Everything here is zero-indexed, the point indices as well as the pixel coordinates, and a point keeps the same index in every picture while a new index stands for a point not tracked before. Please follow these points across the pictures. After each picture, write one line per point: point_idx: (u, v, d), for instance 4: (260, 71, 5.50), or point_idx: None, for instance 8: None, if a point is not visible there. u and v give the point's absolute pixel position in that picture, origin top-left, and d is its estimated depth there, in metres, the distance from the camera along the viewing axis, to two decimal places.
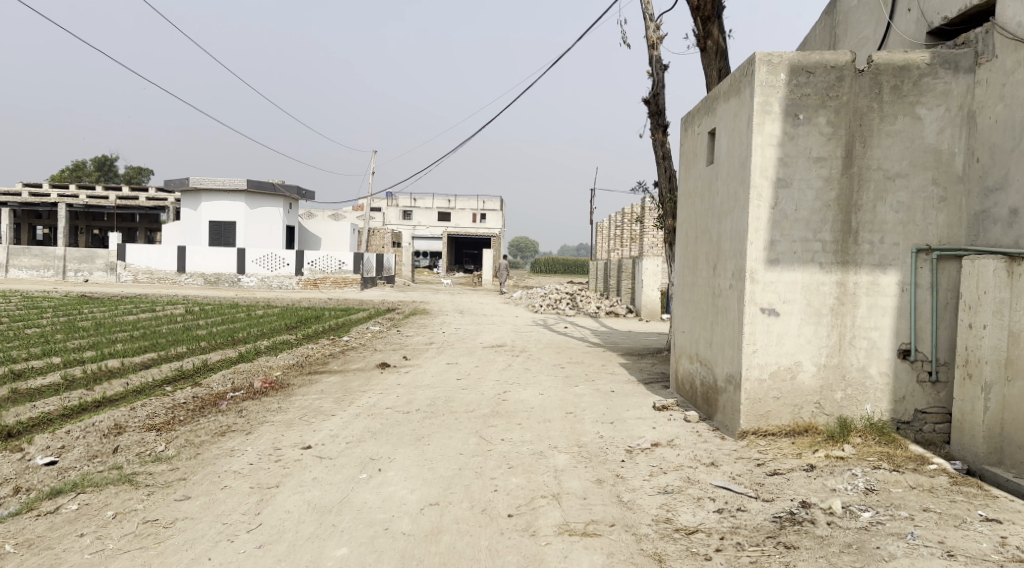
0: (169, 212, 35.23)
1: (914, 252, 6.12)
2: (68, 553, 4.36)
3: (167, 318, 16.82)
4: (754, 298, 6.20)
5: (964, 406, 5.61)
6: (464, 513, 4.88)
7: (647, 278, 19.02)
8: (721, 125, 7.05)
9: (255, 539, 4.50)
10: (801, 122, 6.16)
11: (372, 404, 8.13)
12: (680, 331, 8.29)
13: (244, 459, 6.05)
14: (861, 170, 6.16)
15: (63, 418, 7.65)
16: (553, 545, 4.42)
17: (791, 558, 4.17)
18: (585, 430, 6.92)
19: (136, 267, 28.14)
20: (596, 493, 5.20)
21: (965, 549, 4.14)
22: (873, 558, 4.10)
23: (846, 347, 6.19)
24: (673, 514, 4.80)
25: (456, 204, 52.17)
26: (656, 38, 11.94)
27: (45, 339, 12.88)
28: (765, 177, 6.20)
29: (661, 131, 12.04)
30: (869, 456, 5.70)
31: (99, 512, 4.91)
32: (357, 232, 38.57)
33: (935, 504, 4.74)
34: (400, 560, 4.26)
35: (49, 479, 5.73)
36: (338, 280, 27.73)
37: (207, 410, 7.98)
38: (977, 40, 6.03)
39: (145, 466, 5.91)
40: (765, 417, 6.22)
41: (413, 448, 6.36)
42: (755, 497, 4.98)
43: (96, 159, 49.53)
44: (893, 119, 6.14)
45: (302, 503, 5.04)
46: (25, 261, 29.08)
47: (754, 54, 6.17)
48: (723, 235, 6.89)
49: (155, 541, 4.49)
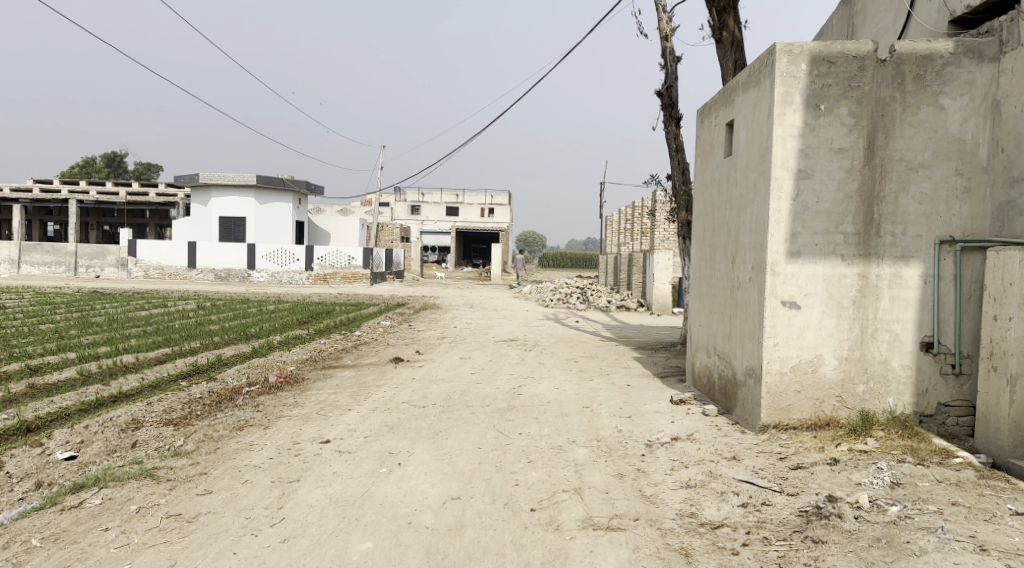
0: (179, 208, 35.39)
1: (938, 244, 6.03)
2: (94, 547, 4.36)
3: (179, 314, 16.88)
4: (775, 291, 6.14)
5: (988, 398, 5.55)
6: (487, 507, 4.87)
7: (658, 272, 18.91)
8: (739, 116, 6.99)
9: (279, 534, 4.49)
10: (823, 112, 6.10)
11: (387, 399, 8.10)
12: (697, 324, 8.26)
13: (263, 454, 6.05)
14: (883, 161, 6.10)
15: (81, 414, 7.67)
16: (578, 539, 4.39)
17: (819, 553, 4.13)
18: (602, 424, 6.89)
19: (147, 263, 28.30)
20: (618, 487, 5.17)
21: (998, 544, 4.08)
22: (904, 553, 4.06)
23: (868, 340, 6.14)
24: (696, 508, 4.77)
25: (465, 199, 52.18)
26: (669, 30, 11.88)
27: (60, 335, 12.95)
28: (786, 168, 6.13)
29: (674, 123, 11.97)
30: (893, 449, 5.65)
31: (122, 506, 4.92)
32: (366, 227, 38.63)
33: (963, 498, 4.69)
34: (425, 555, 4.23)
35: (69, 474, 5.74)
36: (349, 275, 27.78)
37: (222, 405, 7.98)
38: (1001, 28, 5.92)
39: (166, 460, 5.91)
40: (786, 410, 6.18)
41: (431, 442, 6.35)
42: (780, 491, 4.94)
43: (105, 155, 49.94)
44: (915, 109, 6.06)
45: (323, 497, 5.03)
46: (37, 257, 29.15)
47: (775, 44, 6.11)
48: (742, 227, 6.84)
49: (180, 536, 4.49)
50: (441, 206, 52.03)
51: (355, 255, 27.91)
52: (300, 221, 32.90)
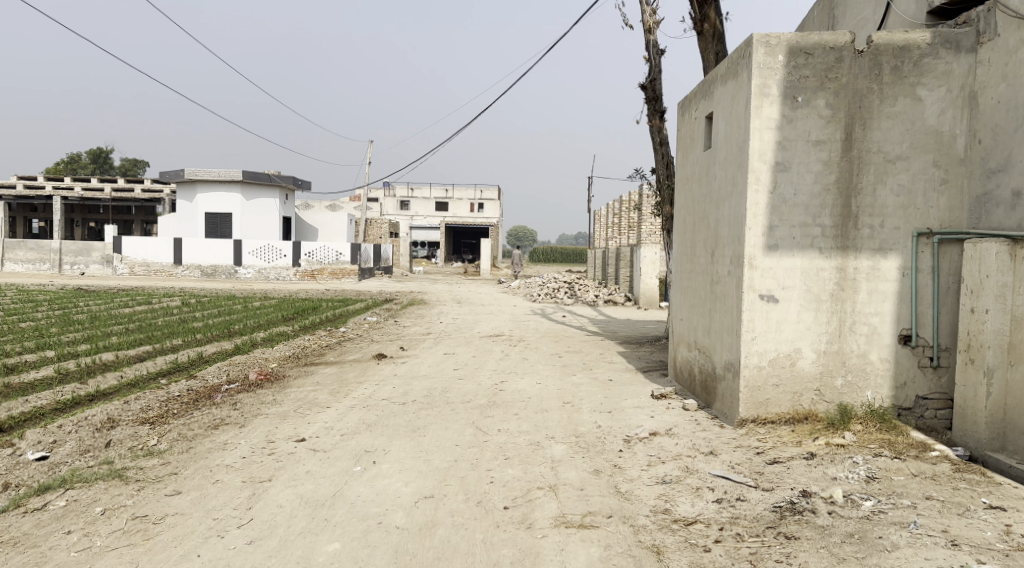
0: (165, 204, 35.10)
1: (915, 236, 6.01)
2: (54, 551, 4.28)
3: (162, 311, 16.71)
4: (753, 285, 6.11)
5: (965, 391, 5.53)
6: (460, 505, 4.81)
7: (645, 266, 18.91)
8: (718, 108, 6.92)
9: (246, 535, 4.41)
10: (800, 104, 6.04)
11: (368, 396, 8.03)
12: (678, 319, 8.18)
13: (237, 453, 5.95)
14: (861, 154, 6.05)
15: (55, 413, 7.55)
16: (550, 538, 4.34)
17: (791, 549, 4.10)
18: (582, 420, 6.83)
19: (132, 259, 28.01)
20: (593, 484, 5.12)
21: (969, 538, 4.05)
22: (876, 548, 4.03)
23: (846, 334, 6.10)
24: (671, 505, 4.73)
25: (455, 194, 52.16)
26: (652, 22, 11.80)
27: (40, 333, 12.80)
28: (764, 161, 6.08)
29: (658, 117, 11.91)
30: (870, 443, 5.63)
31: (87, 508, 4.83)
32: (354, 223, 38.43)
33: (938, 492, 4.67)
34: (393, 556, 4.17)
35: (38, 475, 5.64)
36: (336, 271, 27.73)
37: (200, 403, 7.87)
38: (978, 18, 5.90)
39: (136, 460, 5.82)
40: (764, 404, 6.15)
41: (408, 439, 6.29)
42: (755, 486, 4.89)
43: (91, 151, 49.64)
44: (893, 101, 6.02)
45: (294, 497, 4.96)
46: (20, 254, 28.82)
47: (751, 35, 6.05)
48: (721, 221, 6.79)
49: (144, 538, 4.40)
50: (430, 201, 51.87)
51: (342, 251, 27.76)
52: (287, 216, 32.63)
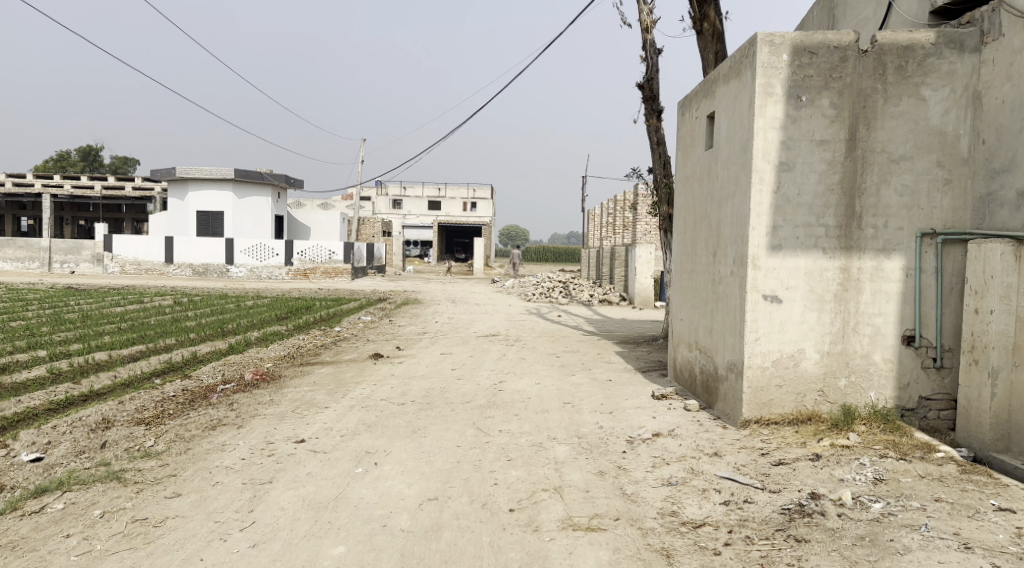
0: (156, 202, 34.83)
1: (919, 236, 5.99)
2: (53, 555, 4.20)
3: (155, 310, 16.57)
4: (757, 285, 6.08)
5: (969, 392, 5.52)
6: (465, 508, 4.75)
7: (641, 266, 18.87)
8: (720, 108, 6.88)
9: (249, 538, 4.35)
10: (804, 104, 6.02)
11: (366, 396, 7.95)
12: (679, 319, 8.14)
13: (235, 455, 5.88)
14: (864, 154, 6.04)
15: (49, 414, 7.46)
16: (558, 541, 4.30)
17: (802, 552, 4.07)
18: (584, 420, 6.79)
19: (124, 258, 27.78)
20: (599, 486, 5.08)
21: (981, 541, 4.03)
22: (888, 551, 4.00)
23: (850, 334, 6.08)
24: (678, 507, 4.69)
25: (448, 193, 52.05)
26: (649, 22, 11.78)
27: (31, 332, 12.66)
28: (767, 161, 6.05)
29: (656, 116, 11.89)
30: (875, 444, 5.62)
31: (85, 511, 4.75)
32: (348, 222, 38.24)
33: (946, 494, 4.65)
34: (400, 559, 4.12)
35: (34, 476, 5.55)
36: (329, 270, 27.62)
37: (196, 403, 7.79)
38: (982, 18, 5.88)
39: (134, 462, 5.74)
40: (768, 405, 6.13)
41: (409, 440, 6.24)
42: (762, 488, 4.86)
43: (81, 149, 49.33)
44: (897, 100, 6.00)
45: (296, 500, 4.89)
46: (9, 254, 28.50)
47: (756, 34, 6.02)
48: (724, 221, 6.75)
49: (145, 541, 4.34)
50: (423, 200, 51.71)
51: (335, 250, 27.61)
52: (280, 216, 32.44)
